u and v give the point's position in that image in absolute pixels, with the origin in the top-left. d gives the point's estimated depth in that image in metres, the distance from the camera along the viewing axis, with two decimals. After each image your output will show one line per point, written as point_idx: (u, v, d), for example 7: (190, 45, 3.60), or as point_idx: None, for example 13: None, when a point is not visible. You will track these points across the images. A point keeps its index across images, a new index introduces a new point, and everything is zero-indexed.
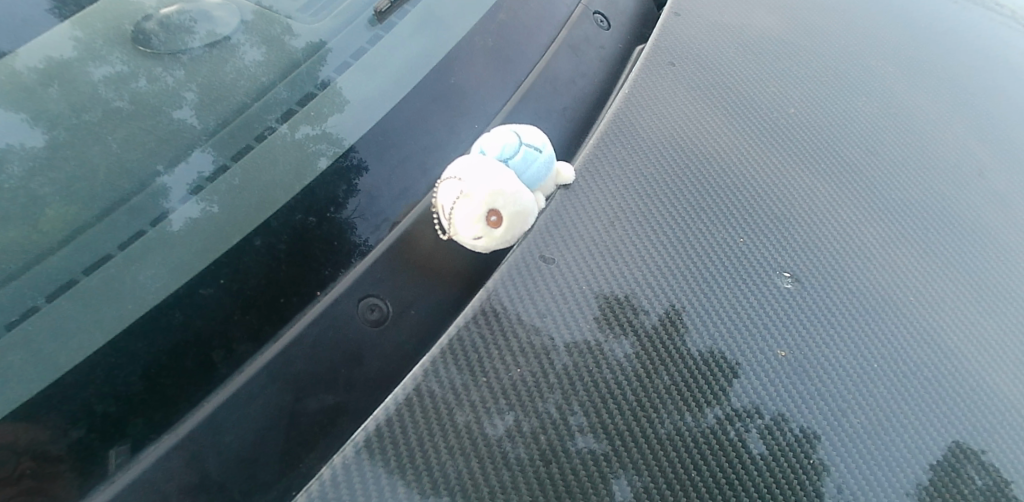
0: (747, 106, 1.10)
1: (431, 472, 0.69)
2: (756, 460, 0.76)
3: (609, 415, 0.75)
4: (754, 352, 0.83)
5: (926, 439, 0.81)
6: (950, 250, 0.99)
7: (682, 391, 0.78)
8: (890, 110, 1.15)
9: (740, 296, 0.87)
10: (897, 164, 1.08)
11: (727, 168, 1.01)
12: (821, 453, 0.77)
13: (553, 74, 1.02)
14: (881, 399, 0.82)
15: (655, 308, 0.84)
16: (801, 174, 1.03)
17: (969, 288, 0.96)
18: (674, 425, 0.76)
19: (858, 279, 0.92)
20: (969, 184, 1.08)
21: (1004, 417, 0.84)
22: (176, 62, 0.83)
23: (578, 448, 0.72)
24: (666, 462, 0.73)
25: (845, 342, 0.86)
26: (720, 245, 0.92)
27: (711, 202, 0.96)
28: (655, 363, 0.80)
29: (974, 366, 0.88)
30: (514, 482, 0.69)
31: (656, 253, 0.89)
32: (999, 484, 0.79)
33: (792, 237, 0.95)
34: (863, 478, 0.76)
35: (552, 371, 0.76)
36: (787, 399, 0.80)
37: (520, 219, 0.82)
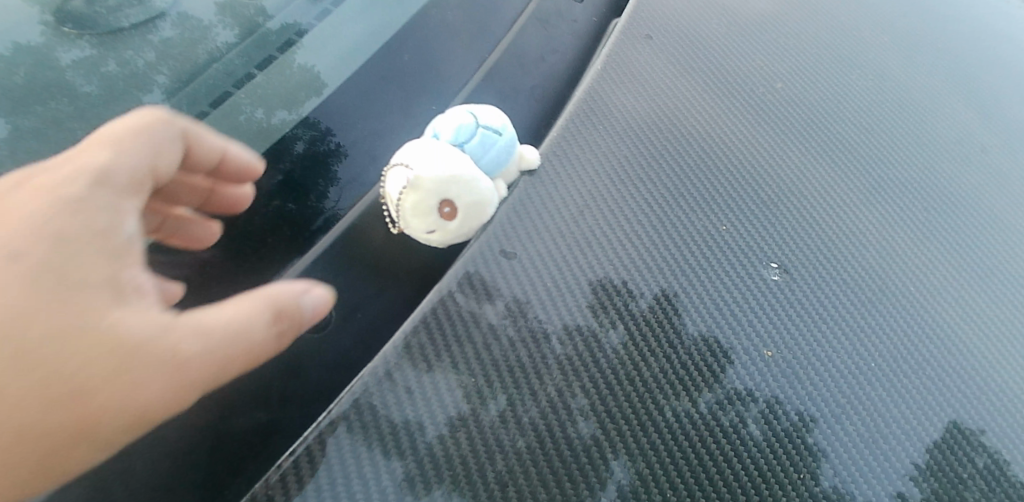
0: (730, 82, 1.07)
1: (399, 466, 0.67)
2: (754, 443, 0.74)
3: (606, 398, 0.74)
4: (733, 334, 0.81)
5: (922, 420, 0.79)
6: (940, 229, 0.96)
7: (677, 375, 0.77)
8: (883, 84, 1.11)
9: (721, 280, 0.85)
10: (890, 142, 1.04)
11: (709, 148, 0.98)
12: (814, 437, 0.75)
13: (522, 50, 0.99)
14: (869, 383, 0.80)
15: (644, 293, 0.82)
16: (785, 152, 1.00)
17: (961, 269, 0.92)
18: (672, 408, 0.75)
19: (846, 263, 0.89)
20: (968, 159, 1.05)
21: (999, 397, 0.82)
22: (146, 43, 0.81)
23: (575, 431, 0.71)
24: (665, 444, 0.72)
25: (829, 325, 0.84)
26: (701, 233, 0.89)
27: (694, 186, 0.93)
28: (645, 348, 0.78)
29: (966, 348, 0.85)
30: (511, 466, 0.68)
31: (634, 235, 0.87)
32: (993, 463, 0.78)
33: (776, 220, 0.92)
34: (857, 464, 0.74)
35: (519, 360, 0.75)
36: (775, 383, 0.78)
37: (474, 210, 0.79)
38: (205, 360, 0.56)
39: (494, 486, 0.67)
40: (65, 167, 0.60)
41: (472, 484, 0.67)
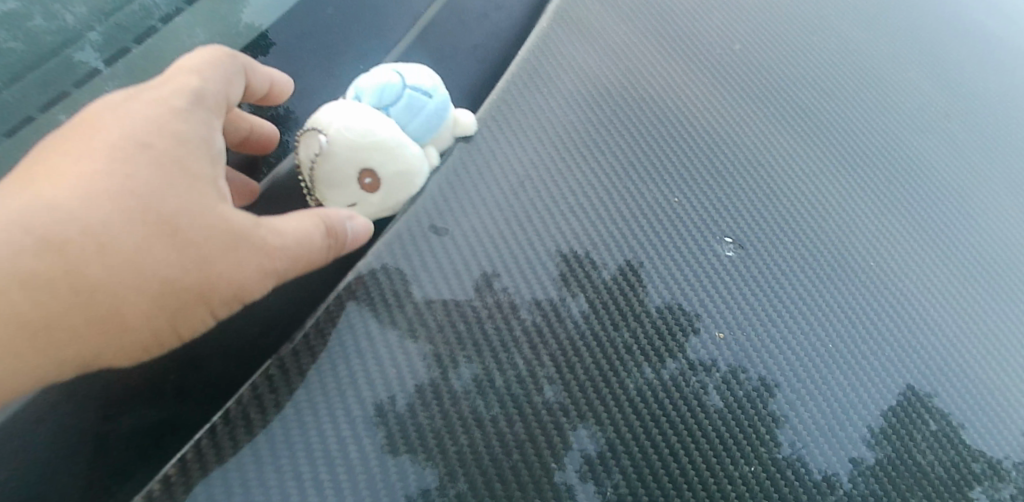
0: (686, 48, 1.05)
1: (324, 432, 0.68)
2: (714, 413, 0.74)
3: (573, 366, 0.75)
4: (680, 296, 0.82)
5: (877, 386, 0.79)
6: (895, 196, 0.96)
7: (643, 343, 0.78)
8: (851, 51, 1.10)
9: (674, 250, 0.86)
10: (856, 111, 1.03)
11: (663, 117, 0.97)
12: (774, 404, 0.76)
13: (465, 12, 0.98)
14: (822, 354, 0.80)
15: (609, 263, 0.83)
16: (741, 119, 0.99)
17: (914, 236, 0.92)
18: (637, 375, 0.75)
19: (797, 233, 0.90)
20: (937, 128, 1.03)
21: (950, 362, 0.83)
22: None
23: (542, 399, 0.72)
24: (633, 410, 0.73)
25: (785, 294, 0.84)
26: (650, 204, 0.89)
27: (646, 155, 0.93)
28: (609, 318, 0.79)
29: (916, 315, 0.86)
30: (481, 436, 0.69)
31: (581, 205, 0.87)
32: (948, 427, 0.78)
33: (728, 191, 0.92)
34: (815, 431, 0.75)
35: (454, 328, 0.76)
36: (736, 351, 0.79)
37: (399, 182, 0.76)
38: (282, 258, 0.64)
39: (463, 456, 0.68)
40: (170, 84, 0.65)
41: (440, 454, 0.68)
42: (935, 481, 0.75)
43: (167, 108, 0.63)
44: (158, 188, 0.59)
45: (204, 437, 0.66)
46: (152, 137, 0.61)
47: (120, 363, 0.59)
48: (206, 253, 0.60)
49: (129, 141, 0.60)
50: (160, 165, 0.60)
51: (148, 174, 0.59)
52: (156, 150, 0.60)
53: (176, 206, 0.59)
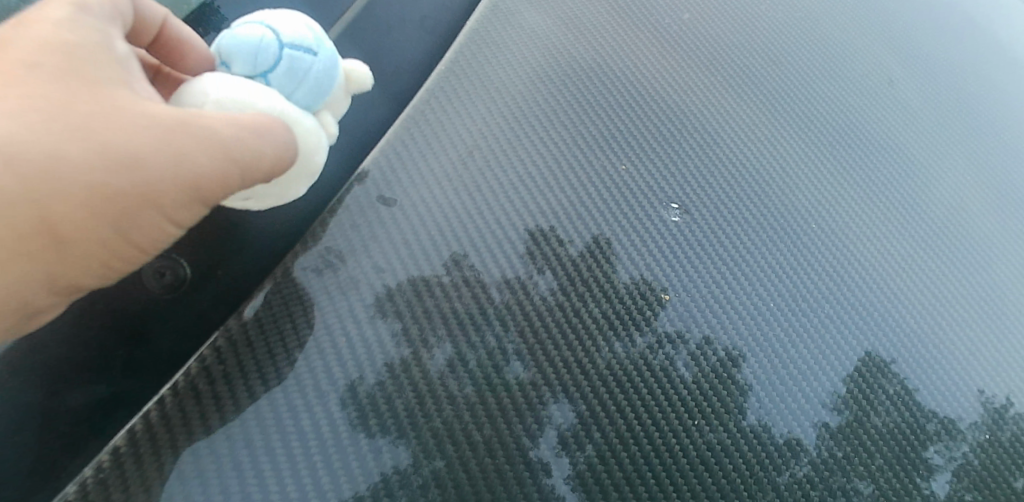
0: (642, 18, 1.06)
1: (270, 398, 0.70)
2: (683, 385, 0.77)
3: (542, 343, 0.76)
4: (632, 261, 0.84)
5: (835, 351, 0.82)
6: (845, 162, 0.98)
7: (613, 318, 0.80)
8: (817, 27, 1.11)
9: (621, 218, 0.87)
10: (820, 86, 1.05)
11: (617, 87, 0.99)
12: (741, 373, 0.79)
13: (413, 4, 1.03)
14: (762, 313, 0.83)
15: (577, 239, 0.84)
16: (695, 88, 1.01)
17: (863, 202, 0.95)
18: (607, 350, 0.77)
19: (747, 199, 0.92)
20: (894, 100, 1.05)
21: (899, 325, 0.86)
22: None
23: (508, 374, 0.74)
24: (603, 383, 0.75)
25: (730, 257, 0.87)
26: (597, 171, 0.90)
27: (597, 124, 0.95)
28: (578, 294, 0.81)
29: (863, 279, 0.88)
30: (452, 414, 0.71)
31: (534, 175, 0.89)
32: (903, 390, 0.82)
33: (680, 157, 0.94)
34: (776, 398, 0.78)
35: (407, 295, 0.77)
36: (697, 321, 0.81)
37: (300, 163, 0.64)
38: (217, 160, 0.55)
39: (433, 434, 0.70)
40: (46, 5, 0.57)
41: (406, 433, 0.69)
42: (887, 443, 0.78)
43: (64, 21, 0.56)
44: (60, 101, 0.52)
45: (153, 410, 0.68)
46: (41, 54, 0.54)
47: (86, 280, 0.55)
48: (135, 153, 0.52)
49: (23, 62, 0.53)
50: (58, 80, 0.53)
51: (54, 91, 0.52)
52: (49, 65, 0.53)
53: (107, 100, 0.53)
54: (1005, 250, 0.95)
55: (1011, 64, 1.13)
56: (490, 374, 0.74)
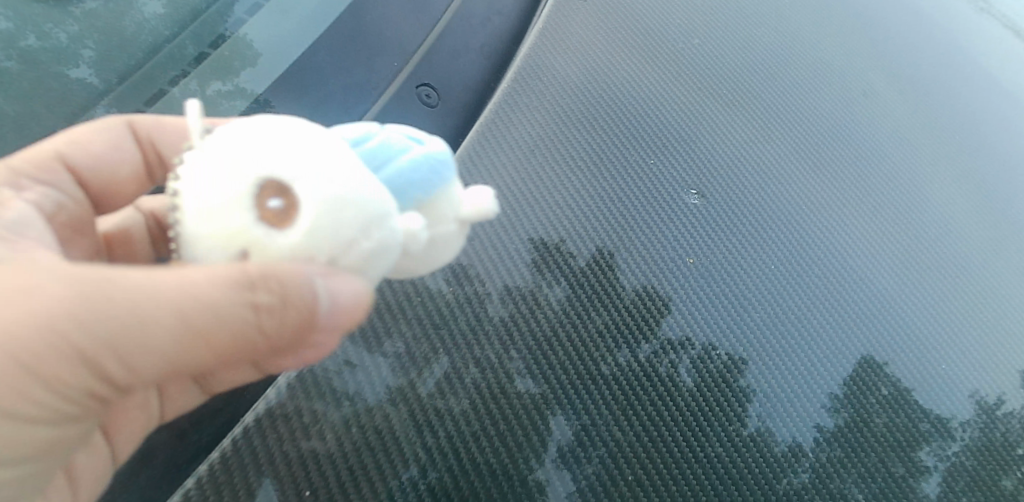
0: (653, 41, 1.26)
1: (319, 413, 0.87)
2: (688, 388, 0.95)
3: (545, 362, 0.94)
4: (667, 255, 1.06)
5: (819, 322, 1.03)
6: (830, 159, 1.18)
7: (613, 330, 0.98)
8: (801, 54, 1.28)
9: (655, 206, 1.10)
10: (804, 110, 1.23)
11: (637, 102, 1.20)
12: (745, 378, 0.97)
13: (469, 13, 1.19)
14: (766, 273, 1.06)
15: (582, 252, 1.04)
16: (697, 101, 1.21)
17: (844, 194, 1.15)
18: (611, 364, 0.96)
19: (751, 188, 1.14)
20: (872, 112, 1.23)
21: (872, 297, 1.06)
22: (67, 16, 0.89)
23: (519, 390, 0.92)
24: (604, 390, 0.93)
25: (738, 236, 1.09)
26: (634, 167, 1.13)
27: (627, 132, 1.17)
28: (581, 307, 1.00)
29: (844, 253, 1.09)
30: (465, 422, 0.89)
31: (577, 188, 1.10)
32: (898, 392, 0.99)
33: (690, 159, 1.15)
34: (773, 393, 0.96)
35: (431, 312, 0.97)
36: (708, 287, 1.04)
37: (308, 219, 0.50)
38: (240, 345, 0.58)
39: (459, 437, 0.88)
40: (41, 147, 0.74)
41: (437, 442, 0.87)
42: (886, 443, 0.94)
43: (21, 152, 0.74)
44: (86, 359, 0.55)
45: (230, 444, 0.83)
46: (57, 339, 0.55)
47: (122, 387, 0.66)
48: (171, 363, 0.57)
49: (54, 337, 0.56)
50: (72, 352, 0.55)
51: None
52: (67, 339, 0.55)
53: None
54: (983, 261, 1.11)
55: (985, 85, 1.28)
56: (490, 384, 0.92)
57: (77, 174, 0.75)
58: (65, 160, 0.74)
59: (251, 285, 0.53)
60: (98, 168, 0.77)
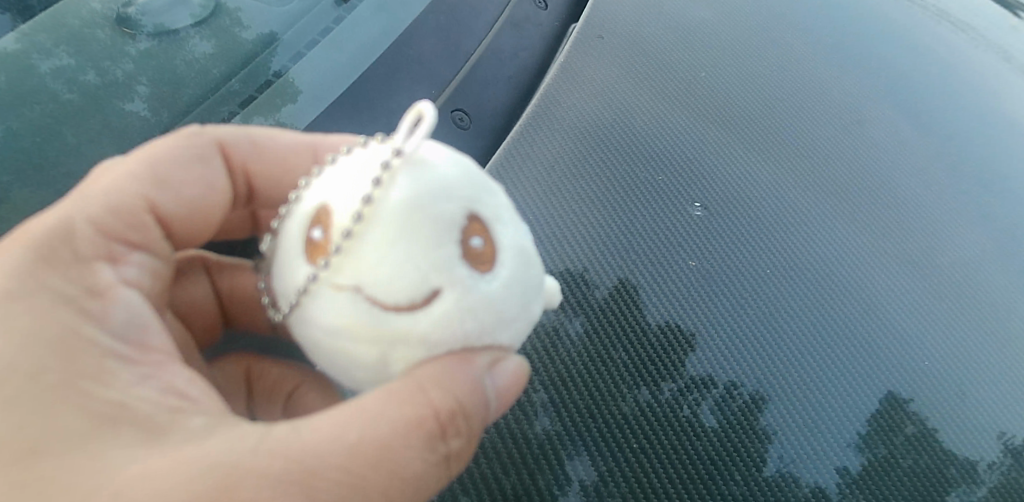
0: (667, 70, 1.31)
1: None
2: (710, 430, 0.97)
3: (563, 400, 0.98)
4: (674, 264, 1.10)
5: (833, 353, 1.04)
6: (837, 184, 1.21)
7: (635, 367, 1.01)
8: (817, 92, 1.30)
9: (659, 224, 1.15)
10: (823, 147, 1.24)
11: (650, 130, 1.24)
12: (768, 418, 0.98)
13: (499, 47, 1.23)
14: (772, 294, 1.09)
15: (604, 282, 1.08)
16: (706, 126, 1.26)
17: (852, 217, 1.17)
18: (634, 401, 0.98)
19: (753, 207, 1.17)
20: (892, 149, 1.24)
21: (886, 325, 1.07)
22: (126, 56, 0.95)
23: (534, 427, 0.96)
24: (626, 427, 0.96)
25: (744, 255, 1.12)
26: (651, 191, 1.18)
27: (643, 161, 1.21)
28: (604, 340, 1.03)
29: (854, 276, 1.11)
30: (488, 456, 0.94)
31: (597, 218, 1.13)
32: (922, 429, 0.98)
33: (700, 181, 1.19)
34: (794, 432, 0.97)
35: None
36: (725, 317, 1.06)
37: (506, 267, 0.61)
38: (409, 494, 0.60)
39: (484, 470, 0.93)
40: (117, 186, 0.73)
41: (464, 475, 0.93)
42: (908, 487, 0.95)
43: (101, 189, 0.73)
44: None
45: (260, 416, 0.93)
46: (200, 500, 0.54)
47: None
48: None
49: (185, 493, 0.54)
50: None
51: (66, 268, 0.67)
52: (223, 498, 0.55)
53: (34, 279, 0.64)
54: (1008, 299, 1.12)
55: (1004, 130, 1.29)
56: (506, 419, 0.97)
57: (168, 224, 0.76)
58: (152, 210, 0.74)
59: (442, 434, 0.61)
60: (189, 213, 0.77)
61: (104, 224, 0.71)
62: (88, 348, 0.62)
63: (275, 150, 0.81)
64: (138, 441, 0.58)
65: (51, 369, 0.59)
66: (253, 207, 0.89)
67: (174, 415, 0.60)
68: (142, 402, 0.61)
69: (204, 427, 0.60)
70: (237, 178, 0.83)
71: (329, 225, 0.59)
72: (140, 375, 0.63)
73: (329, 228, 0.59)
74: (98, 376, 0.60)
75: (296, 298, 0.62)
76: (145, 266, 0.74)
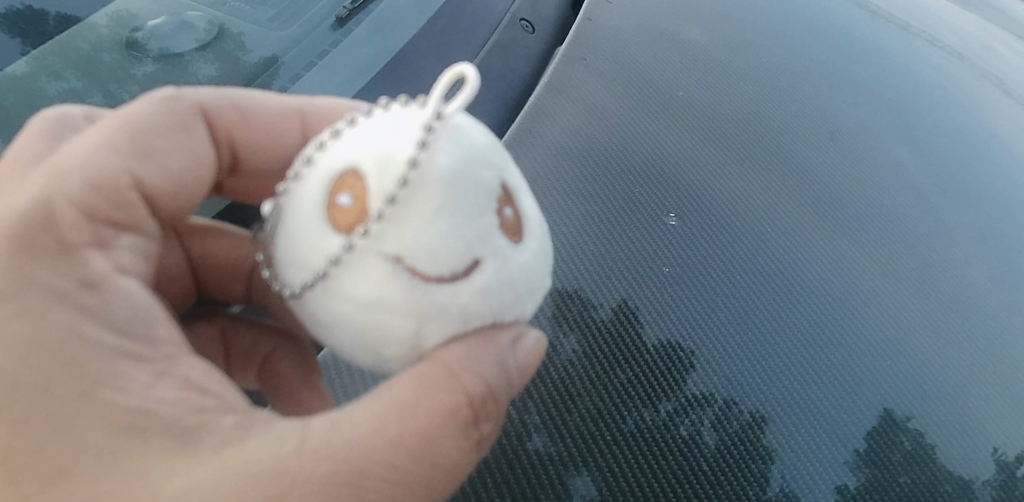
0: (648, 86, 1.34)
1: None
2: (711, 449, 0.98)
3: (563, 419, 0.99)
4: (649, 272, 1.13)
5: (822, 367, 1.05)
6: (813, 195, 1.23)
7: (635, 387, 1.02)
8: (804, 114, 1.33)
9: (635, 233, 1.17)
10: (814, 168, 1.27)
11: (633, 146, 1.27)
12: (767, 436, 0.98)
13: (487, 69, 1.24)
14: (754, 305, 1.11)
15: (602, 302, 1.09)
16: (684, 139, 1.28)
17: (828, 228, 1.20)
18: (634, 421, 0.99)
19: (727, 216, 1.20)
20: (877, 169, 1.27)
21: (872, 338, 1.08)
22: (131, 78, 0.99)
23: (531, 448, 0.96)
24: (626, 446, 0.97)
25: (725, 266, 1.14)
26: (639, 209, 1.20)
27: (630, 179, 1.23)
28: (604, 362, 1.04)
29: (833, 287, 1.13)
30: (490, 473, 0.94)
31: (586, 237, 1.16)
32: (918, 445, 0.99)
33: (684, 195, 1.22)
34: (791, 448, 0.97)
35: None
36: (718, 333, 1.07)
37: (533, 239, 0.63)
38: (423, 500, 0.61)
39: (487, 486, 0.94)
40: (92, 154, 0.68)
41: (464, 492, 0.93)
42: None
43: (77, 162, 0.67)
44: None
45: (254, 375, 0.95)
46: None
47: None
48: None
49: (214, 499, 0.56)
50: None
51: (51, 260, 0.62)
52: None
53: (15, 271, 0.60)
54: (996, 316, 1.13)
55: (990, 148, 1.32)
56: (506, 439, 0.97)
57: (152, 200, 0.73)
58: (133, 180, 0.70)
59: (475, 420, 0.63)
60: (175, 190, 0.75)
61: (87, 203, 0.66)
62: (90, 352, 0.60)
63: (263, 120, 0.84)
64: (166, 445, 0.58)
65: (61, 381, 0.58)
66: (233, 177, 0.89)
67: (200, 415, 0.61)
68: (161, 405, 0.60)
69: (237, 426, 0.61)
70: (222, 148, 0.83)
71: (367, 192, 0.56)
72: (154, 372, 0.62)
73: (367, 195, 0.56)
74: (111, 380, 0.59)
75: (325, 269, 0.59)
76: (137, 251, 0.71)
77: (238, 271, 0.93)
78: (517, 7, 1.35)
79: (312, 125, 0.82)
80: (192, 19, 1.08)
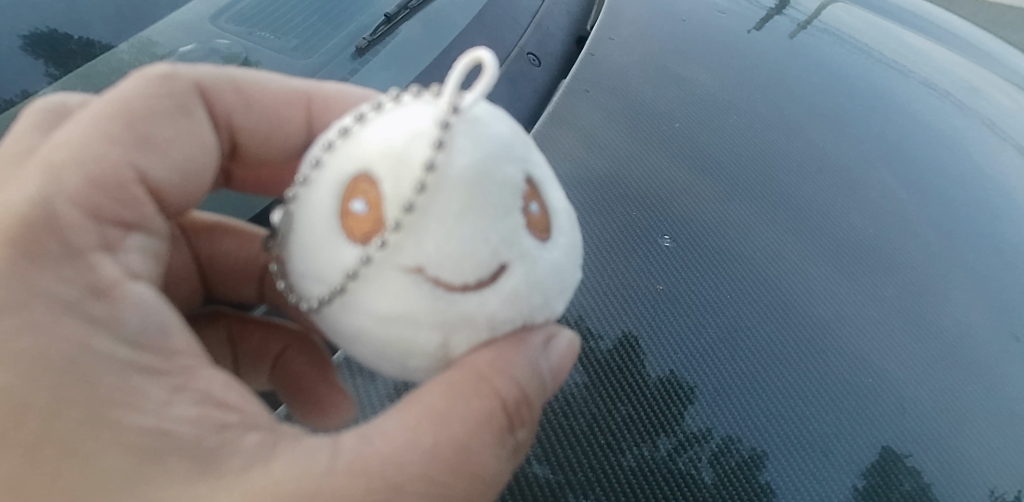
0: (645, 118, 1.38)
1: None
2: (710, 486, 0.99)
3: (563, 451, 1.00)
4: (649, 299, 1.16)
5: (819, 402, 1.07)
6: (806, 228, 1.26)
7: (636, 419, 1.03)
8: (802, 150, 1.37)
9: (636, 262, 1.20)
10: (813, 205, 1.30)
11: (631, 177, 1.30)
12: (765, 472, 1.00)
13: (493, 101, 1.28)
14: (751, 336, 1.12)
15: (601, 334, 1.12)
16: (681, 171, 1.32)
17: (824, 261, 1.22)
18: (635, 455, 1.00)
19: (725, 247, 1.22)
20: (875, 205, 1.30)
21: (868, 372, 1.10)
22: None
23: (531, 474, 0.98)
24: (628, 480, 0.98)
25: (723, 296, 1.16)
26: (636, 237, 1.23)
27: (626, 207, 1.26)
28: (604, 393, 1.06)
29: (830, 320, 1.15)
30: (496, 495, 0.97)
31: (586, 267, 1.19)
32: (915, 485, 1.01)
33: (681, 225, 1.24)
34: (788, 485, 0.99)
35: None
36: (716, 365, 1.09)
37: (563, 234, 0.65)
38: None
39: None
40: (88, 144, 0.67)
41: None
42: None
43: (75, 154, 0.66)
44: None
45: (259, 376, 0.95)
46: None
47: None
48: None
49: None
50: None
51: (54, 265, 0.62)
52: None
53: (20, 276, 0.60)
54: (993, 354, 1.15)
55: (982, 187, 1.36)
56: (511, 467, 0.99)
57: (158, 192, 0.73)
58: (136, 171, 0.70)
59: (511, 427, 0.66)
60: (181, 181, 0.75)
61: (88, 199, 0.66)
62: (101, 365, 0.60)
63: (265, 103, 0.85)
64: (187, 467, 0.58)
65: (73, 401, 0.58)
66: (234, 163, 0.90)
67: (222, 434, 0.61)
68: (179, 424, 0.60)
69: (262, 446, 0.62)
70: (220, 129, 0.84)
71: (382, 198, 0.57)
72: (171, 386, 0.62)
73: (382, 202, 0.57)
74: (123, 398, 0.59)
75: (342, 283, 0.60)
76: (145, 246, 0.72)
77: (249, 270, 0.94)
78: (524, 41, 1.39)
79: (318, 110, 0.84)
80: (218, 47, 1.15)
